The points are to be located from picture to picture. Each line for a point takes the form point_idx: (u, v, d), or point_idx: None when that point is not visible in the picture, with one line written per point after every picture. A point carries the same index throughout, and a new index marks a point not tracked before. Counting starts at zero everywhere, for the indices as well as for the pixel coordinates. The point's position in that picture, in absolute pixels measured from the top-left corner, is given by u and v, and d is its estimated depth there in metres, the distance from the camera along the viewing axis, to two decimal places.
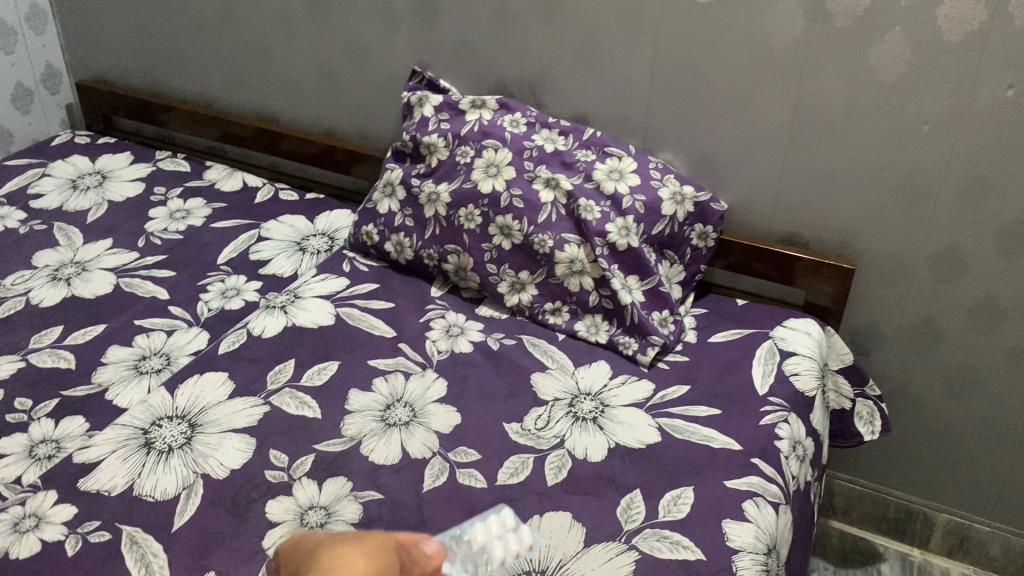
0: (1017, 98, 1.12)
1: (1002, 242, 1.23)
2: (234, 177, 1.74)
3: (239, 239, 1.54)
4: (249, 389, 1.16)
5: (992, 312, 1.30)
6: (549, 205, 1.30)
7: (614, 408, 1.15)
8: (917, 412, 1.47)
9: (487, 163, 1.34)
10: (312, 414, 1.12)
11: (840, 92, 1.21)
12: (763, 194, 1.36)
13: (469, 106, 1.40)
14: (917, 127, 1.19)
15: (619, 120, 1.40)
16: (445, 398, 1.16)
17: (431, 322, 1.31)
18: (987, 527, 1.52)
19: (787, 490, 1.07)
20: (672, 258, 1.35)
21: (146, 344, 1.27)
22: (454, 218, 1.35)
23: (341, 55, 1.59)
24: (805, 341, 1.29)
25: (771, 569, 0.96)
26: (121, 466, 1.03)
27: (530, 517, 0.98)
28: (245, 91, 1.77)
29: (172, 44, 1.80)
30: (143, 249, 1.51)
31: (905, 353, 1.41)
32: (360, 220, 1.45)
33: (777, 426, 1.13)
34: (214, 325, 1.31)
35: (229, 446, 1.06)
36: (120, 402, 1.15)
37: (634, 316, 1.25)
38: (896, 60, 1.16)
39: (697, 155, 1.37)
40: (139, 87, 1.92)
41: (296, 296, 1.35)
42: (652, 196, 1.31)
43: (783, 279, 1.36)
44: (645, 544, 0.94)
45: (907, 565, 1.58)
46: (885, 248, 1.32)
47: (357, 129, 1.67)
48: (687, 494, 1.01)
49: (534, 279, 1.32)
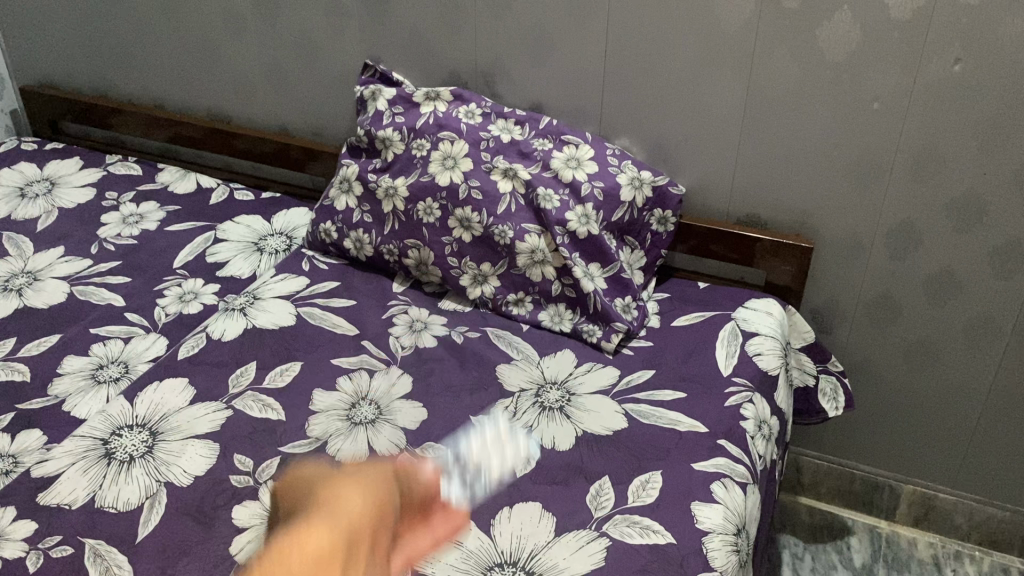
0: (964, 73, 1.14)
1: (954, 215, 1.25)
2: (188, 179, 1.71)
3: (195, 241, 1.52)
4: (210, 394, 1.14)
5: (948, 284, 1.32)
6: (508, 195, 1.29)
7: (580, 397, 1.15)
8: (879, 386, 1.49)
9: (444, 156, 1.33)
10: (277, 416, 1.11)
11: (790, 73, 1.22)
12: (719, 178, 1.37)
13: (424, 98, 1.39)
14: (868, 105, 1.21)
15: (574, 107, 1.40)
16: (411, 394, 1.15)
17: (394, 319, 1.30)
18: (952, 497, 1.55)
19: (754, 469, 1.08)
20: (632, 244, 1.35)
21: (103, 353, 1.24)
22: (413, 212, 1.34)
23: (291, 51, 1.57)
24: (767, 322, 1.29)
25: (740, 549, 0.97)
26: (81, 478, 1.01)
27: (500, 509, 0.97)
28: (194, 91, 1.74)
29: (117, 45, 1.76)
30: (96, 255, 1.48)
31: (865, 329, 1.43)
32: (317, 218, 1.44)
33: (742, 406, 1.14)
34: (172, 330, 1.29)
35: (192, 453, 1.04)
36: (78, 413, 1.13)
37: (598, 304, 1.25)
38: (843, 39, 1.17)
39: (653, 141, 1.38)
40: (85, 89, 1.87)
41: (255, 297, 1.33)
42: (610, 183, 1.31)
43: (743, 261, 1.37)
44: (615, 531, 0.94)
45: (875, 537, 1.60)
46: (841, 226, 1.33)
47: (310, 126, 1.65)
48: (656, 478, 1.02)
49: (496, 270, 1.31)
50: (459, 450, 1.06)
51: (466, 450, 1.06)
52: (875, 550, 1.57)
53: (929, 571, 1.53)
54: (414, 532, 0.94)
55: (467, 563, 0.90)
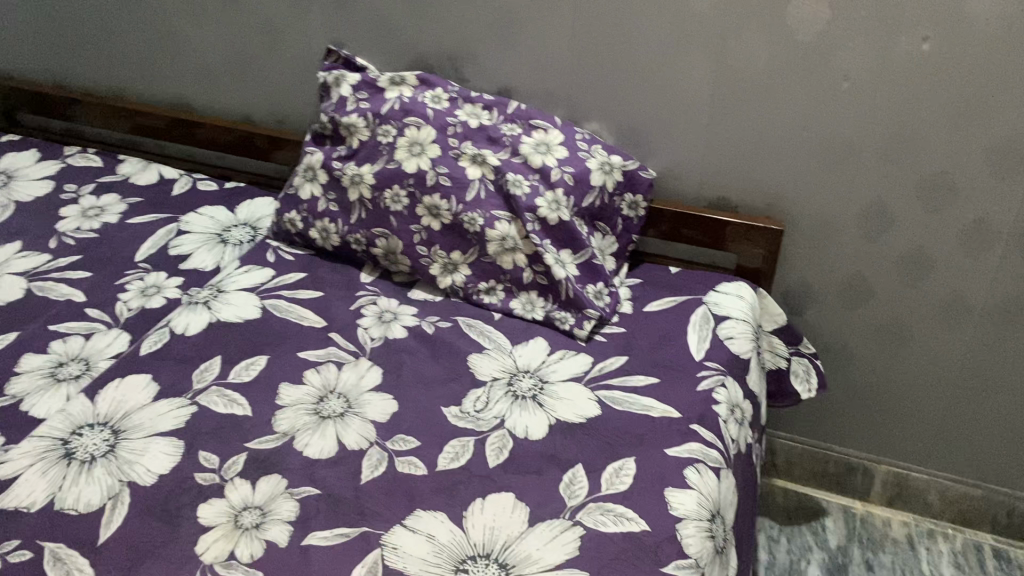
0: (933, 51, 1.13)
1: (925, 195, 1.25)
2: (149, 170, 1.67)
3: (157, 234, 1.48)
4: (174, 390, 1.11)
5: (919, 264, 1.32)
6: (477, 182, 1.27)
7: (552, 385, 1.14)
8: (852, 367, 1.49)
9: (410, 142, 1.30)
10: (242, 412, 1.08)
11: (760, 53, 1.21)
12: (690, 161, 1.36)
13: (389, 84, 1.36)
14: (838, 85, 1.20)
15: (542, 92, 1.38)
16: (380, 386, 1.13)
17: (362, 310, 1.28)
18: (925, 476, 1.56)
19: (728, 453, 1.07)
20: (604, 230, 1.33)
21: (63, 350, 1.21)
22: (379, 201, 1.31)
23: (252, 38, 1.53)
24: (738, 305, 1.29)
25: (715, 535, 0.96)
26: (41, 480, 0.97)
27: (472, 501, 0.96)
28: (154, 79, 1.69)
29: (73, 33, 1.71)
30: (55, 250, 1.44)
31: (837, 310, 1.43)
32: (282, 207, 1.41)
33: (715, 391, 1.13)
34: (135, 325, 1.26)
35: (156, 451, 1.02)
36: (37, 412, 1.09)
37: (570, 291, 1.24)
38: (812, 17, 1.15)
39: (623, 124, 1.36)
40: (41, 80, 1.82)
41: (220, 290, 1.30)
42: (580, 168, 1.29)
43: (715, 244, 1.36)
44: (589, 519, 0.93)
45: (850, 517, 1.61)
46: (813, 208, 1.32)
47: (274, 114, 1.62)
48: (629, 465, 1.01)
49: (466, 258, 1.29)
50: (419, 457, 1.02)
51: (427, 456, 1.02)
52: (850, 531, 1.58)
53: (904, 550, 1.54)
54: (385, 527, 0.93)
55: (439, 556, 0.89)
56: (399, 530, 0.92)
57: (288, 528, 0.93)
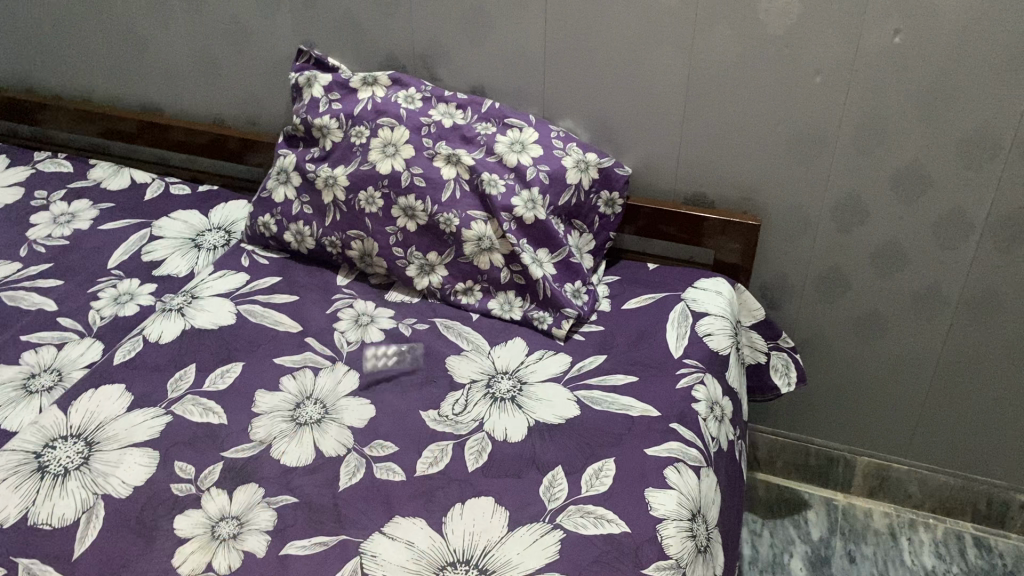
0: (905, 44, 1.13)
1: (899, 187, 1.25)
2: (121, 175, 1.65)
3: (130, 240, 1.46)
4: (148, 400, 1.10)
5: (895, 256, 1.32)
6: (452, 182, 1.26)
7: (531, 386, 1.13)
8: (831, 360, 1.49)
9: (384, 143, 1.29)
10: (218, 420, 1.07)
11: (732, 49, 1.20)
12: (665, 157, 1.35)
13: (360, 84, 1.34)
14: (811, 78, 1.19)
15: (516, 89, 1.37)
16: (357, 391, 1.12)
17: (339, 313, 1.27)
18: (905, 466, 1.57)
19: (708, 452, 1.07)
20: (581, 228, 1.32)
21: (35, 361, 1.19)
22: (354, 203, 1.30)
23: (221, 38, 1.51)
24: (717, 301, 1.29)
25: (696, 535, 0.96)
26: (13, 494, 0.96)
27: (451, 506, 0.95)
28: (123, 82, 1.67)
29: (38, 36, 1.68)
30: (26, 258, 1.42)
31: (815, 304, 1.43)
32: (256, 211, 1.39)
33: (694, 388, 1.13)
34: (108, 334, 1.24)
35: (131, 462, 1.00)
36: (9, 425, 1.08)
37: (547, 290, 1.23)
38: (783, 11, 1.15)
39: (597, 121, 1.35)
40: (9, 84, 1.79)
41: (194, 296, 1.29)
42: (555, 166, 1.28)
43: (692, 240, 1.36)
44: (569, 522, 0.93)
45: (831, 509, 1.62)
46: (788, 202, 1.32)
47: (246, 115, 1.60)
48: (609, 466, 1.00)
49: (443, 259, 1.28)
50: (397, 463, 1.01)
51: (407, 462, 1.01)
52: (832, 522, 1.59)
53: (885, 540, 1.55)
54: (363, 534, 0.92)
55: (419, 563, 0.88)
56: (378, 538, 0.91)
57: (266, 538, 0.92)
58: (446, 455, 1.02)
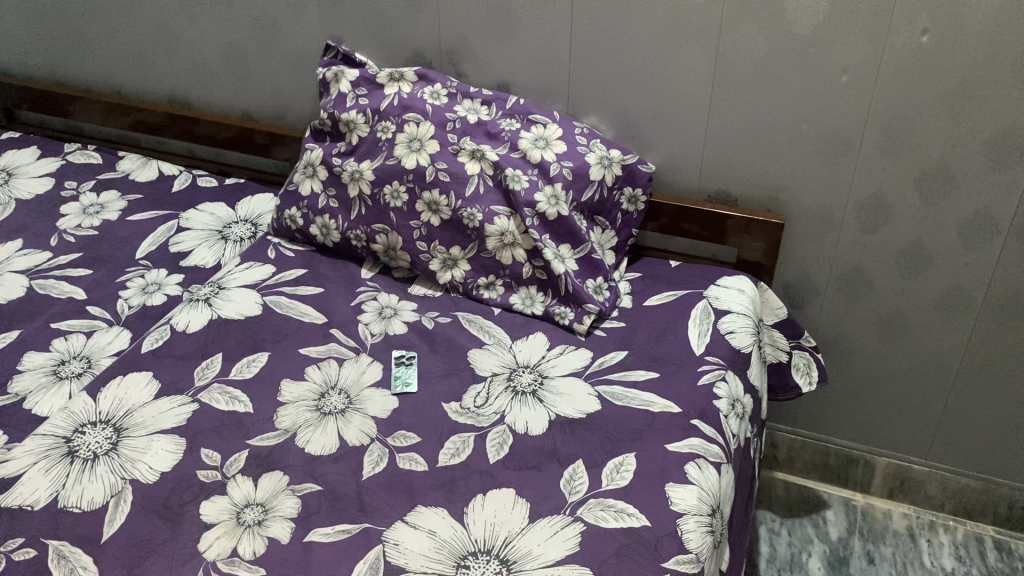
0: (932, 43, 1.13)
1: (924, 188, 1.25)
2: (149, 166, 1.67)
3: (158, 231, 1.48)
4: (175, 388, 1.11)
5: (918, 257, 1.32)
6: (475, 177, 1.27)
7: (553, 380, 1.14)
8: (852, 360, 1.49)
9: (409, 138, 1.31)
10: (244, 409, 1.09)
11: (757, 47, 1.21)
12: (689, 155, 1.36)
13: (387, 79, 1.36)
14: (836, 78, 1.19)
15: (541, 86, 1.38)
16: (380, 383, 1.13)
17: (363, 305, 1.28)
18: (926, 468, 1.56)
19: (728, 448, 1.08)
20: (603, 224, 1.33)
21: (64, 348, 1.21)
22: (379, 196, 1.32)
23: (250, 33, 1.53)
24: (739, 299, 1.29)
25: (715, 530, 0.96)
26: (43, 477, 0.97)
27: (472, 497, 0.96)
28: (153, 76, 1.69)
29: (71, 30, 1.71)
30: (56, 247, 1.44)
31: (838, 304, 1.43)
32: (283, 204, 1.41)
33: (715, 385, 1.13)
34: (136, 323, 1.26)
35: (158, 448, 1.02)
36: (39, 410, 1.10)
37: (569, 286, 1.24)
38: (810, 10, 1.15)
39: (621, 118, 1.36)
40: (41, 77, 1.82)
41: (220, 287, 1.30)
42: (579, 162, 1.29)
43: (714, 238, 1.37)
44: (590, 515, 0.93)
45: (850, 509, 1.61)
46: (812, 201, 1.32)
47: (274, 109, 1.62)
48: (630, 460, 1.01)
49: (466, 253, 1.29)
50: (419, 453, 1.02)
51: (429, 453, 1.02)
52: (851, 523, 1.59)
53: (904, 542, 1.54)
54: (386, 523, 0.93)
55: (441, 552, 0.89)
56: (401, 526, 0.93)
57: (290, 525, 0.93)
58: (468, 446, 1.03)
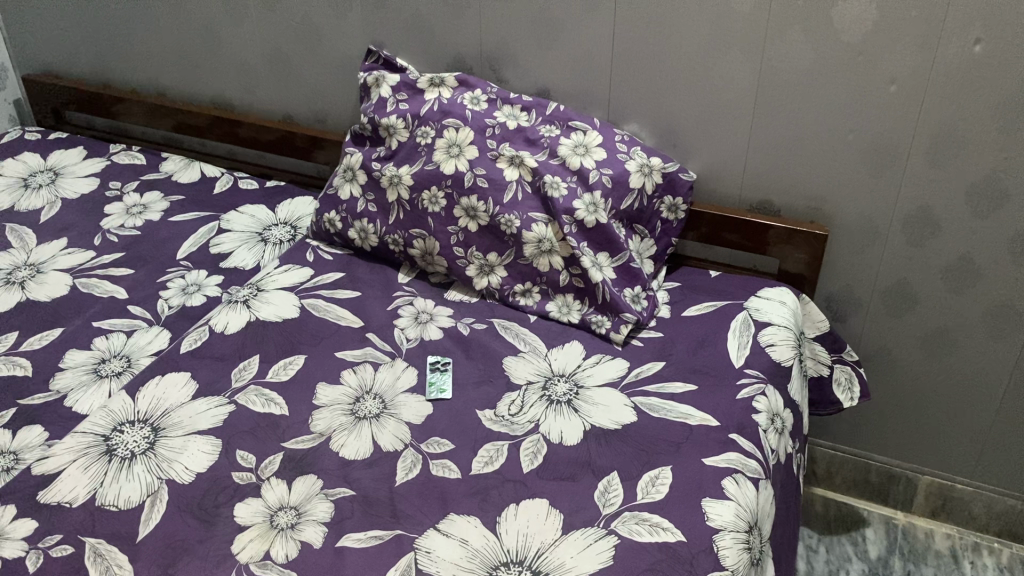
0: (984, 53, 1.10)
1: (975, 200, 1.21)
2: (192, 167, 1.69)
3: (198, 233, 1.50)
4: (213, 389, 1.12)
5: (967, 272, 1.28)
6: (515, 183, 1.27)
7: (588, 390, 1.12)
8: (896, 375, 1.46)
9: (449, 144, 1.30)
10: (279, 412, 1.09)
11: (803, 55, 1.19)
12: (732, 164, 1.33)
13: (428, 84, 1.36)
14: (885, 87, 1.17)
15: (582, 92, 1.37)
16: (415, 388, 1.13)
17: (399, 310, 1.28)
18: (970, 487, 1.52)
19: (767, 464, 1.06)
20: (642, 233, 1.32)
21: (106, 347, 1.23)
22: (417, 201, 1.32)
23: (293, 38, 1.54)
24: (781, 312, 1.26)
25: (752, 547, 0.94)
26: (82, 475, 0.98)
27: (506, 506, 0.95)
28: (197, 79, 1.72)
29: (118, 32, 1.73)
30: (100, 247, 1.47)
31: (882, 318, 1.40)
32: (322, 207, 1.41)
33: (754, 399, 1.11)
34: (176, 322, 1.27)
35: (194, 449, 1.02)
36: (80, 408, 1.11)
37: (606, 294, 1.22)
38: (859, 18, 1.13)
39: (662, 126, 1.34)
40: (88, 78, 1.85)
41: (259, 288, 1.31)
42: (619, 169, 1.28)
43: (756, 248, 1.34)
44: (624, 528, 0.92)
45: (891, 528, 1.58)
46: (857, 213, 1.30)
47: (314, 113, 1.63)
48: (665, 474, 0.99)
49: (503, 260, 1.29)
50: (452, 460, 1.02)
51: (462, 462, 1.02)
52: (891, 541, 1.55)
53: (947, 563, 1.50)
54: (418, 530, 0.93)
55: (472, 561, 0.88)
56: (433, 534, 0.92)
57: (323, 529, 0.93)
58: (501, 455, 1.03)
